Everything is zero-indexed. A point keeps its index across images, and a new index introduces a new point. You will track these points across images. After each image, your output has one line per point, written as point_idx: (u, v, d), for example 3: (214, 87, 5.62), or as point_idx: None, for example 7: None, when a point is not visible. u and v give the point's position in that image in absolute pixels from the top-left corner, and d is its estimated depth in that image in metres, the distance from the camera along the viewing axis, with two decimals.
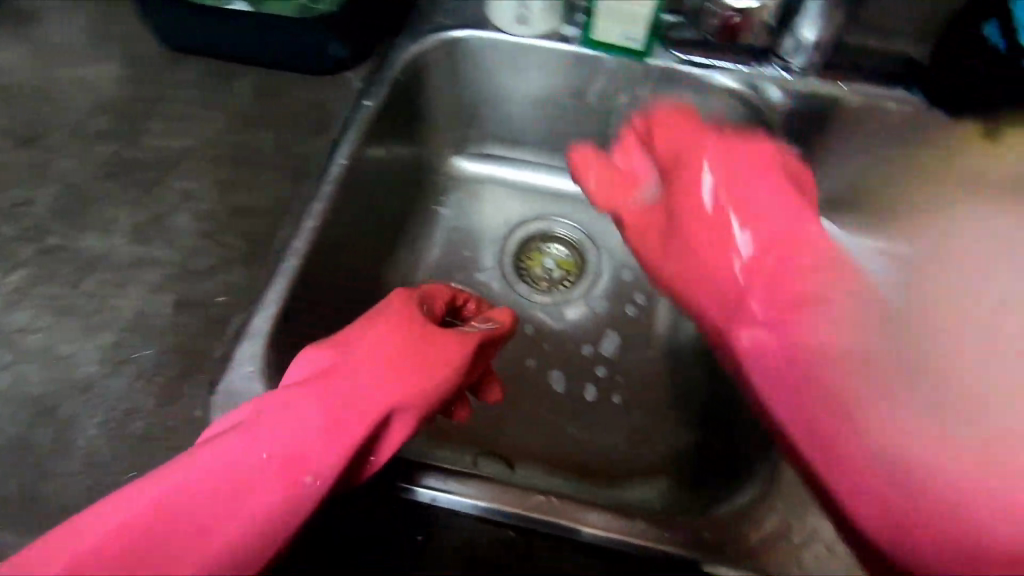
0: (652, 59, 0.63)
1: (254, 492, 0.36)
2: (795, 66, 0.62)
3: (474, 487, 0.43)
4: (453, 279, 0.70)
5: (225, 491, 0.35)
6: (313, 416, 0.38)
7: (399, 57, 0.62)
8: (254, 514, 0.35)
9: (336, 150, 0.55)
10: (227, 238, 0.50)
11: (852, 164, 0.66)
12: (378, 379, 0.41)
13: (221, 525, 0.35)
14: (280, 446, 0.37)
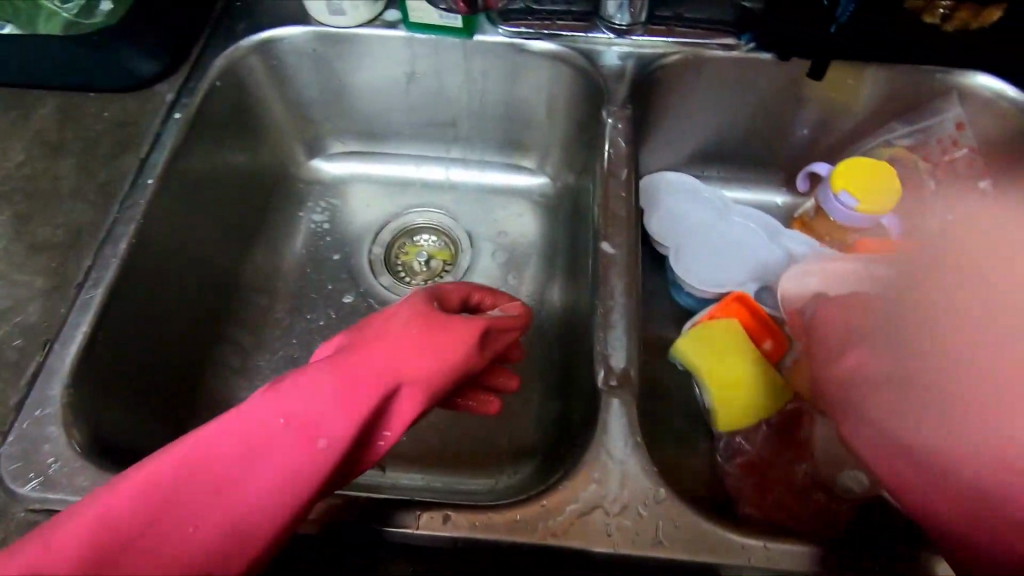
0: (480, 34, 0.61)
1: (263, 474, 0.33)
2: (620, 24, 0.60)
3: (431, 517, 0.40)
4: (316, 276, 0.67)
5: (233, 472, 0.32)
6: (321, 400, 0.35)
7: (214, 63, 0.59)
8: (252, 498, 0.32)
9: (143, 168, 0.53)
10: (23, 277, 0.48)
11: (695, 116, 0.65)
12: (401, 348, 0.38)
13: (221, 512, 0.31)
14: (298, 406, 0.34)
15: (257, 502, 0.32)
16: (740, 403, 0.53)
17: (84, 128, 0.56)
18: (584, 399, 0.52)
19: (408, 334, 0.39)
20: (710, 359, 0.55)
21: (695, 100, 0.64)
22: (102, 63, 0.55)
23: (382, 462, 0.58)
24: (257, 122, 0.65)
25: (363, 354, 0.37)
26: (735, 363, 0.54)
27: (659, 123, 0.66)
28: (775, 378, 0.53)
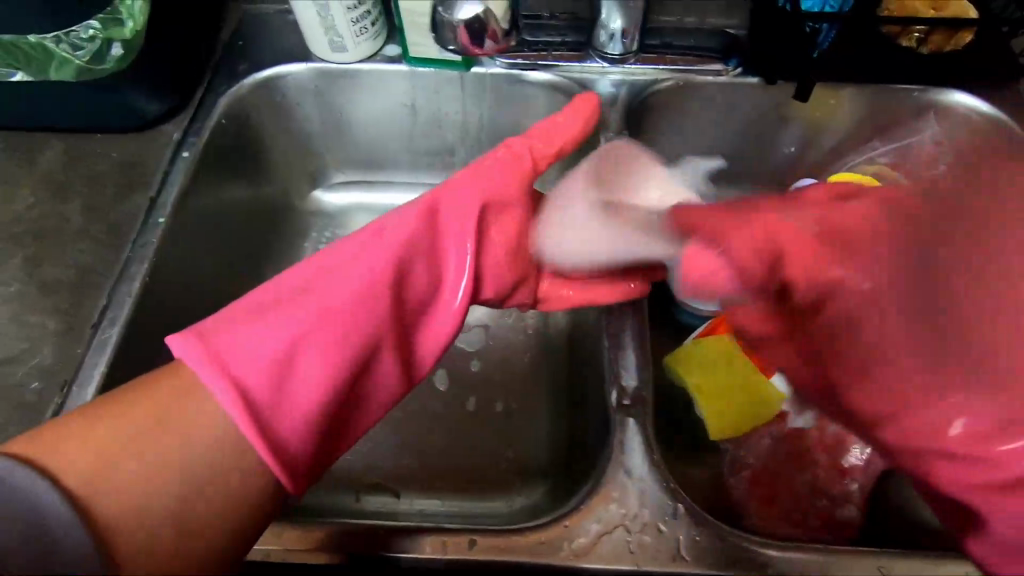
0: (478, 67, 0.63)
1: (359, 294, 0.42)
2: (612, 54, 0.62)
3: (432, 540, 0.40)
4: None
5: (338, 285, 0.43)
6: (416, 217, 0.48)
7: (219, 102, 0.60)
8: (306, 316, 0.40)
9: (155, 207, 0.54)
10: (35, 318, 0.48)
11: (686, 138, 0.68)
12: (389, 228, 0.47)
13: (318, 309, 0.41)
14: (362, 266, 0.44)
15: (357, 286, 0.43)
16: (732, 415, 0.55)
17: (88, 166, 0.56)
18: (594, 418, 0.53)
19: (479, 180, 0.51)
20: (704, 376, 0.56)
21: (686, 124, 0.66)
22: (108, 105, 0.56)
23: (397, 488, 0.58)
24: (260, 156, 0.66)
25: (437, 200, 0.49)
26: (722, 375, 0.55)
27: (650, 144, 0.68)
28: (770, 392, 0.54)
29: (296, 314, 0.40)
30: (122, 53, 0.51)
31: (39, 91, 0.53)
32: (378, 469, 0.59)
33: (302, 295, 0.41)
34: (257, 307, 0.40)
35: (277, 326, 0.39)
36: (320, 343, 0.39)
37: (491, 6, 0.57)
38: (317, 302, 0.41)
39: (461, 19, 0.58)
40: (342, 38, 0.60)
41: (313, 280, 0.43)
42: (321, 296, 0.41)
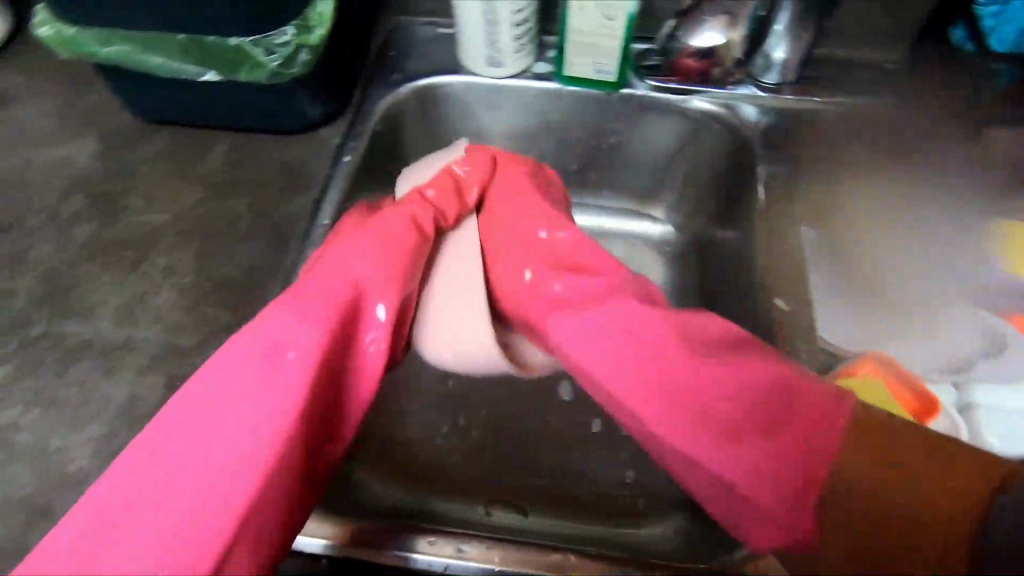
0: (628, 88, 0.63)
1: (252, 407, 0.38)
2: (768, 82, 0.62)
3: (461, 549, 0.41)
4: None
5: (229, 414, 0.38)
6: (309, 303, 0.43)
7: (375, 109, 0.62)
8: (259, 409, 0.38)
9: (318, 210, 0.55)
10: (213, 310, 0.50)
11: (836, 178, 0.63)
12: (277, 330, 0.42)
13: (226, 453, 0.37)
14: (235, 368, 0.40)
15: (270, 423, 0.38)
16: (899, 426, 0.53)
17: (256, 167, 0.59)
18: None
19: (360, 254, 0.47)
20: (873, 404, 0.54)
21: (840, 162, 0.63)
22: (279, 109, 0.58)
23: (524, 506, 0.57)
24: (401, 164, 0.67)
25: (316, 281, 0.45)
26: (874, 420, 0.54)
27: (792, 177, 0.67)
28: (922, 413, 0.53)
29: (176, 495, 0.36)
30: (308, 59, 0.52)
31: (222, 91, 0.56)
32: (503, 484, 0.58)
33: (189, 446, 0.37)
34: (128, 472, 0.36)
35: (162, 512, 0.35)
36: (227, 501, 0.35)
37: (732, 35, 0.58)
38: (209, 460, 0.37)
39: (697, 46, 0.59)
40: (500, 53, 0.60)
41: (203, 435, 0.38)
42: (207, 457, 0.37)
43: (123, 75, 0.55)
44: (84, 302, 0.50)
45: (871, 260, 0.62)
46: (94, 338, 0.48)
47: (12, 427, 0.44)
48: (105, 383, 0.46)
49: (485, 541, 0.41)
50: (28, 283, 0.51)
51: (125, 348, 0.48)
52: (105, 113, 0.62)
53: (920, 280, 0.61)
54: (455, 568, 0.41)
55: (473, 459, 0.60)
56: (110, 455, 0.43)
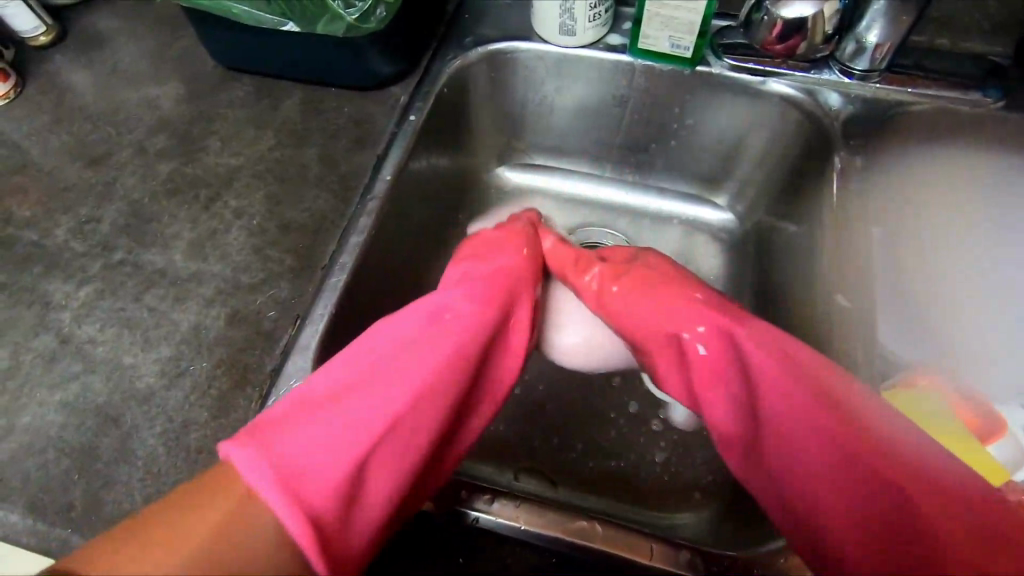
0: (703, 66, 0.60)
1: (425, 354, 0.45)
2: (857, 69, 0.58)
3: (513, 509, 0.41)
4: None
5: (397, 365, 0.44)
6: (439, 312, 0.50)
7: (444, 70, 0.62)
8: (430, 360, 0.45)
9: (380, 165, 0.56)
10: (276, 253, 0.52)
11: (939, 175, 0.59)
12: (453, 319, 0.49)
13: (390, 397, 0.41)
14: (418, 334, 0.47)
15: (424, 385, 0.43)
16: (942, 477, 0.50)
17: (326, 121, 0.61)
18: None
19: (519, 301, 0.55)
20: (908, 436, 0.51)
21: (938, 158, 0.59)
22: (352, 65, 0.59)
23: (553, 478, 0.58)
24: (465, 130, 0.68)
25: (462, 297, 0.52)
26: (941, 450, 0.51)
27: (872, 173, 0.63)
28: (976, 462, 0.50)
29: (361, 413, 0.40)
30: (384, 15, 0.54)
31: (300, 44, 0.57)
32: (533, 452, 0.59)
33: (385, 396, 0.42)
34: (354, 391, 0.42)
35: (365, 441, 0.39)
36: (400, 454, 0.40)
37: (826, 8, 0.54)
38: (413, 415, 0.41)
39: (786, 18, 0.55)
40: (574, 22, 0.59)
41: (361, 380, 0.42)
42: (366, 394, 0.41)
43: (211, 22, 0.57)
44: (161, 234, 0.54)
45: (936, 294, 0.57)
46: (167, 268, 0.52)
47: (91, 342, 0.48)
48: (174, 311, 0.49)
49: (515, 500, 0.42)
50: (114, 212, 0.55)
51: (194, 279, 0.51)
52: (189, 59, 0.66)
53: (979, 316, 0.57)
54: (483, 520, 0.41)
55: (506, 424, 0.60)
56: (175, 376, 0.46)
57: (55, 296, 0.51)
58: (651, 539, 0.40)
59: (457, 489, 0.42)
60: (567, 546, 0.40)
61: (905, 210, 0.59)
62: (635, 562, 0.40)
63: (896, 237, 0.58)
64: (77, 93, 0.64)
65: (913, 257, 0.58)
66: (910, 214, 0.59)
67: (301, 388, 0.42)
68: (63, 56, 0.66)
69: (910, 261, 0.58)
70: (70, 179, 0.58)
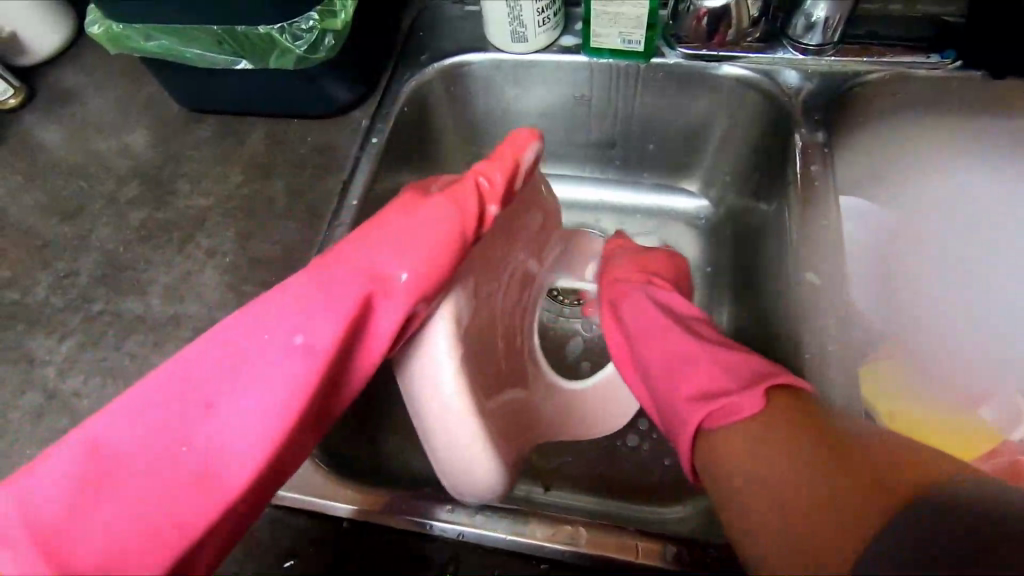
0: (658, 58, 0.61)
1: (223, 431, 0.35)
2: (811, 44, 0.58)
3: (493, 520, 0.41)
4: None
5: (178, 443, 0.34)
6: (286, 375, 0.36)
7: (402, 91, 0.62)
8: (213, 423, 0.35)
9: (346, 191, 0.57)
10: (250, 288, 0.53)
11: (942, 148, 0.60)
12: (270, 380, 0.36)
13: (179, 472, 0.34)
14: (237, 341, 0.37)
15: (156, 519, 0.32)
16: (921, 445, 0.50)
17: (289, 151, 0.61)
18: None
19: (405, 240, 0.44)
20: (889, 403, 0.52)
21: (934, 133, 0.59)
22: (311, 96, 0.60)
23: (547, 482, 0.57)
24: (430, 146, 0.68)
25: (343, 264, 0.42)
26: (923, 415, 0.51)
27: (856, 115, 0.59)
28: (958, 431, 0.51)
29: (129, 488, 0.33)
30: (333, 43, 0.54)
31: (257, 79, 0.58)
32: (526, 456, 0.58)
33: (141, 470, 0.33)
34: (100, 484, 0.33)
35: (143, 479, 0.33)
36: (153, 548, 0.32)
37: None
38: (165, 504, 0.33)
39: (710, 7, 0.56)
40: (524, 29, 0.60)
41: (149, 440, 0.34)
42: (128, 486, 0.33)
43: (168, 68, 0.58)
44: (138, 281, 0.54)
45: (950, 269, 0.57)
46: (145, 314, 0.52)
47: (77, 395, 0.49)
48: (155, 353, 0.50)
49: (498, 511, 0.42)
50: (90, 263, 0.56)
51: (172, 320, 0.52)
52: (154, 106, 0.67)
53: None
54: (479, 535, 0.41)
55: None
56: None
57: (40, 352, 0.52)
58: (634, 537, 0.40)
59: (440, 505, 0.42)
60: (540, 550, 0.41)
61: (916, 178, 0.60)
62: (620, 561, 0.39)
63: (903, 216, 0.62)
64: (48, 150, 0.65)
65: (957, 232, 0.58)
66: (925, 190, 0.60)
67: (109, 438, 0.34)
68: (32, 115, 0.67)
69: (925, 234, 0.59)
70: (47, 235, 0.59)
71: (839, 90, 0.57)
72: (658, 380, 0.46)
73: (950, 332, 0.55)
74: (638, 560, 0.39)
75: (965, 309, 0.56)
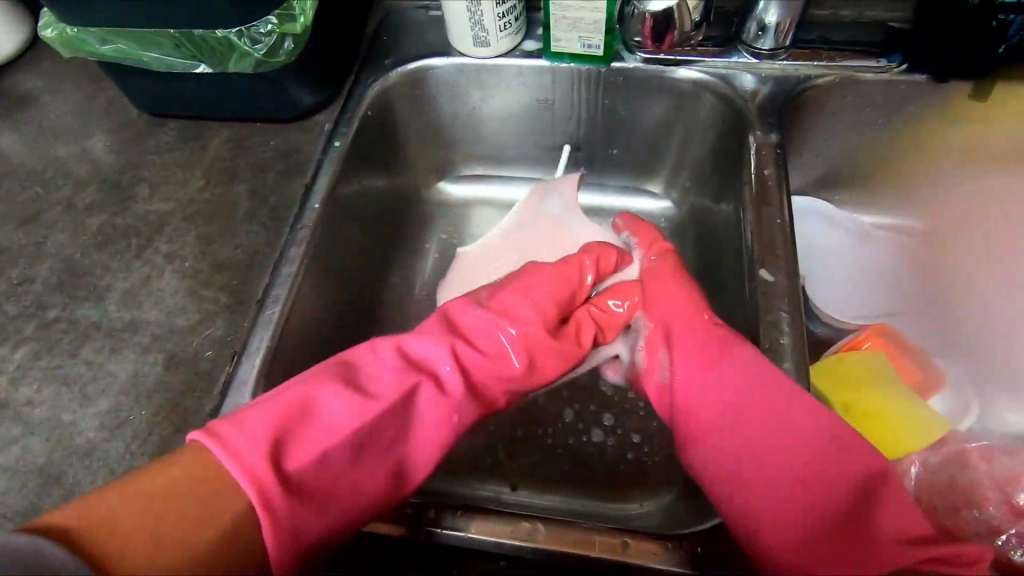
0: (617, 63, 0.62)
1: (378, 448, 0.43)
2: (764, 49, 0.60)
3: (454, 518, 0.41)
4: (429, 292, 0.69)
5: (364, 438, 0.42)
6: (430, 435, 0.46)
7: (365, 95, 0.63)
8: (377, 440, 0.43)
9: (308, 194, 0.56)
10: (210, 292, 0.53)
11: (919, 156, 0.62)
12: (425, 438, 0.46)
13: (344, 458, 0.41)
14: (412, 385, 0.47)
15: (319, 485, 0.40)
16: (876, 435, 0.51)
17: (252, 155, 0.61)
18: None
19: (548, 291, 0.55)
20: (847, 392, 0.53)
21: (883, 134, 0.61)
22: (272, 99, 0.60)
23: (514, 482, 0.58)
24: (395, 149, 0.68)
25: (491, 334, 0.52)
26: (890, 395, 0.53)
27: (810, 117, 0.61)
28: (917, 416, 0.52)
29: (314, 451, 0.40)
30: (292, 47, 0.54)
31: (217, 83, 0.58)
32: (493, 457, 0.59)
33: (328, 445, 0.41)
34: (305, 433, 0.41)
35: (325, 450, 0.41)
36: (309, 508, 0.39)
37: None
38: (332, 476, 0.40)
39: (654, 11, 0.58)
40: (486, 33, 0.61)
41: (353, 431, 0.42)
42: (322, 455, 0.41)
43: (126, 72, 0.58)
44: (95, 287, 0.54)
45: (965, 277, 0.58)
46: (102, 320, 0.52)
47: (30, 403, 0.48)
48: (110, 360, 0.49)
49: (459, 510, 0.42)
50: (45, 270, 0.55)
51: (129, 325, 0.51)
52: (114, 110, 0.66)
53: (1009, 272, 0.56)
54: (452, 538, 0.41)
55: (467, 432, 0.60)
56: (115, 427, 0.46)
57: None
58: (591, 531, 0.40)
59: (402, 506, 0.42)
60: (501, 546, 0.41)
61: (917, 199, 0.63)
62: (578, 555, 0.40)
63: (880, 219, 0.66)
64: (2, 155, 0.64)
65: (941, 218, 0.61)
66: (913, 175, 0.63)
67: (337, 420, 0.42)
68: None
69: (934, 249, 0.61)
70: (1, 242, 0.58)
71: (792, 93, 0.59)
72: (743, 462, 0.44)
73: (938, 320, 0.58)
74: (596, 554, 0.39)
75: (997, 313, 0.55)
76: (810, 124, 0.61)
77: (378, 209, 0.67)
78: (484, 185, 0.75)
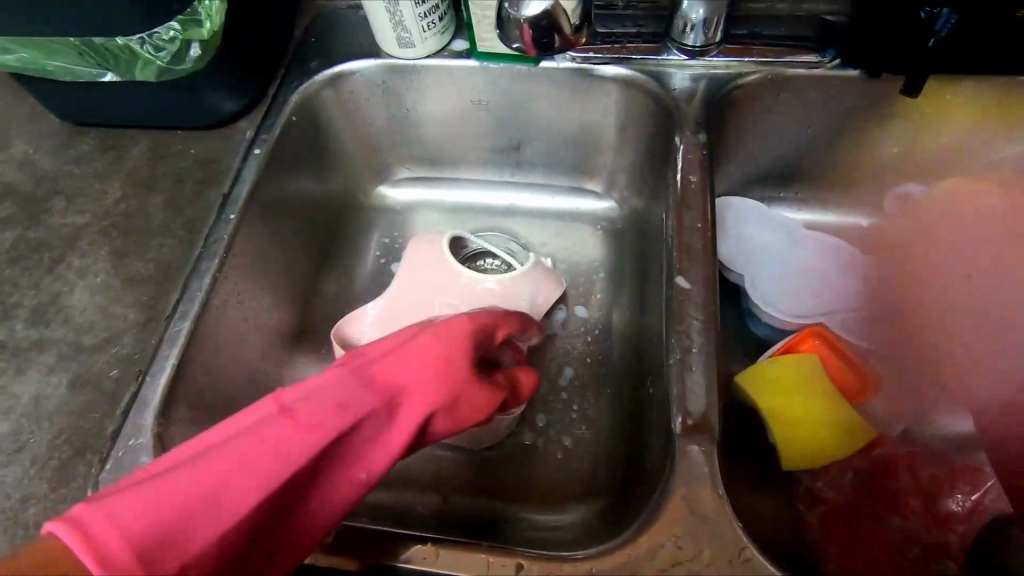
0: (547, 61, 0.60)
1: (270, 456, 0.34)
2: (691, 44, 0.57)
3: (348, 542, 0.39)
4: (364, 297, 0.68)
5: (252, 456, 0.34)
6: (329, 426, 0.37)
7: (289, 99, 0.61)
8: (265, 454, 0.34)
9: (225, 205, 0.55)
10: (120, 308, 0.51)
11: (855, 154, 0.62)
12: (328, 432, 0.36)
13: (223, 482, 0.33)
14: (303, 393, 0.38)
15: (188, 522, 0.31)
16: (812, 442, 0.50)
17: (172, 164, 0.60)
18: (658, 448, 0.49)
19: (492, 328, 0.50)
20: (777, 395, 0.51)
21: (820, 130, 0.60)
22: (191, 107, 0.59)
23: (443, 492, 0.57)
24: (328, 152, 0.67)
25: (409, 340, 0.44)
26: (811, 401, 0.51)
27: (742, 114, 0.59)
28: (859, 421, 0.50)
29: (184, 483, 0.32)
30: (199, 53, 0.52)
31: (131, 90, 0.57)
32: (421, 470, 0.58)
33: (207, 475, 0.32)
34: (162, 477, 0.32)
35: (191, 484, 0.32)
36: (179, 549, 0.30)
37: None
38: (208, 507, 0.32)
39: (529, 16, 0.52)
40: (409, 34, 0.59)
41: (230, 458, 0.33)
42: (192, 482, 0.32)
43: (37, 81, 0.56)
44: (3, 304, 0.52)
45: (929, 285, 0.58)
46: (8, 339, 0.50)
47: None
48: (14, 380, 0.48)
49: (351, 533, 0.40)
50: None
51: (36, 344, 0.50)
52: (34, 120, 0.64)
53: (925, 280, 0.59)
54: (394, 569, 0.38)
55: None
56: (14, 451, 0.45)
57: None
58: (484, 552, 0.38)
59: None
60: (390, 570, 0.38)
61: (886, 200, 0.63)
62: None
63: (816, 216, 0.66)
64: None
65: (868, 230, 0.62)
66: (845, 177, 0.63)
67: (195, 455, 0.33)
68: None
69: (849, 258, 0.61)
70: None
71: (722, 89, 0.58)
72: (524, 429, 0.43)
73: (877, 323, 0.57)
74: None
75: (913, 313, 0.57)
76: (743, 119, 0.60)
77: (310, 216, 0.65)
78: (424, 186, 0.73)
